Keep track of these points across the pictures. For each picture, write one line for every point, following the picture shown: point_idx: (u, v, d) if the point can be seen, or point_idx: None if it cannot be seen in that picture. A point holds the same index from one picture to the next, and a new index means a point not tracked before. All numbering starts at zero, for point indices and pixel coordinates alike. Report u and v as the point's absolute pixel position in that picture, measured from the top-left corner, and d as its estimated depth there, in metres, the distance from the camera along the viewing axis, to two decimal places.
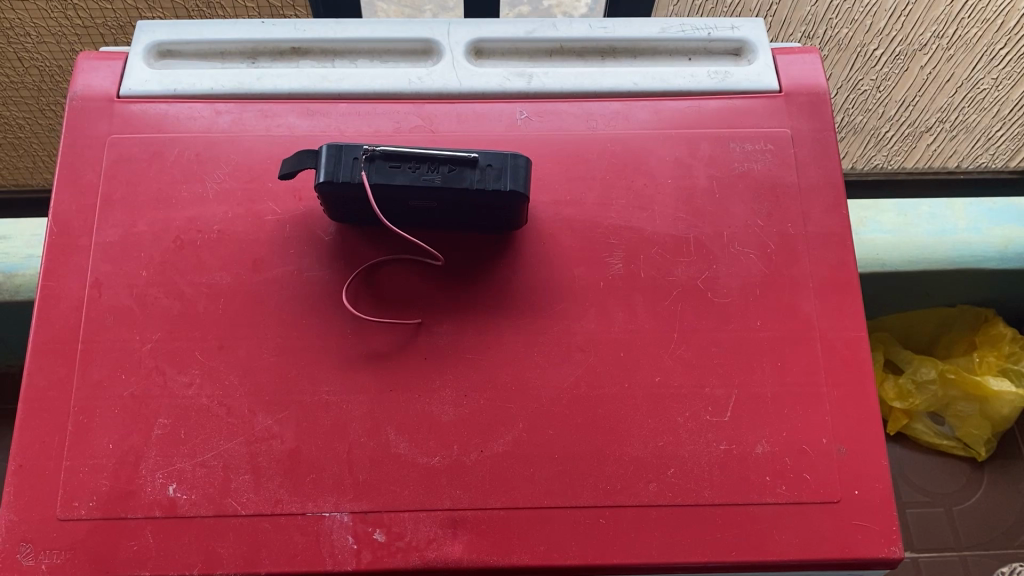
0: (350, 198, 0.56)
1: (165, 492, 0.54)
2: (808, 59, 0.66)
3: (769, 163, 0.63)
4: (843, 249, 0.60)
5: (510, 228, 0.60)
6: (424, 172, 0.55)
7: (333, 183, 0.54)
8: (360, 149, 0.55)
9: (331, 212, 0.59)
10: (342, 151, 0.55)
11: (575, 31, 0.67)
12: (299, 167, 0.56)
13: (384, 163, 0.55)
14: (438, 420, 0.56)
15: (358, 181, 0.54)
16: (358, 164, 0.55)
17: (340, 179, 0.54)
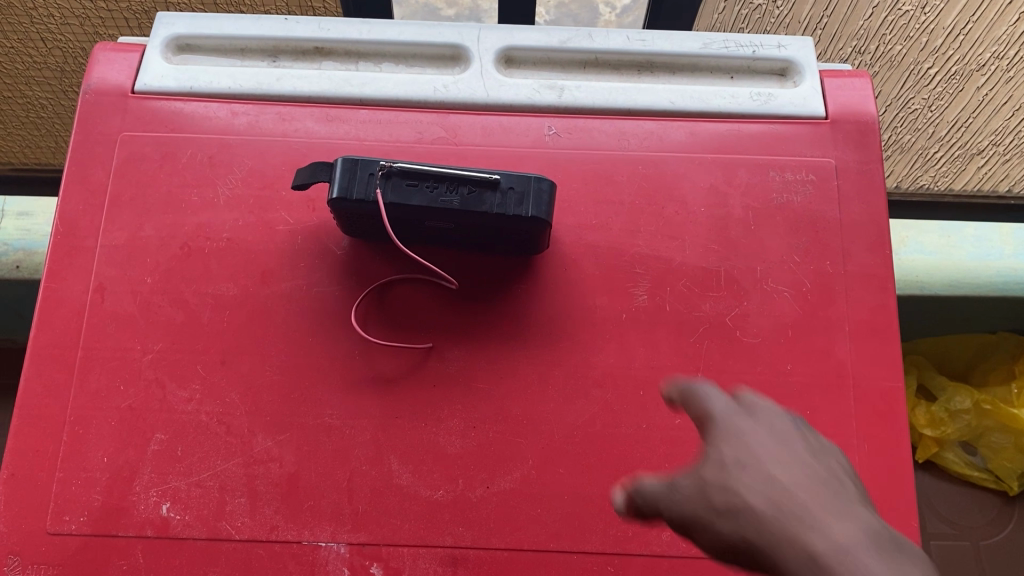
0: (363, 215, 0.53)
1: (158, 511, 0.52)
2: (857, 84, 0.62)
3: (811, 195, 0.59)
4: (883, 291, 0.57)
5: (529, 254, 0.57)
6: (444, 193, 0.52)
7: (347, 199, 0.52)
8: (377, 165, 0.52)
9: (344, 227, 0.56)
10: (358, 165, 0.52)
11: (612, 42, 0.64)
12: (312, 180, 0.53)
13: (401, 181, 0.52)
14: (444, 451, 0.53)
15: (374, 199, 0.52)
16: (374, 180, 0.52)
17: (354, 197, 0.52)
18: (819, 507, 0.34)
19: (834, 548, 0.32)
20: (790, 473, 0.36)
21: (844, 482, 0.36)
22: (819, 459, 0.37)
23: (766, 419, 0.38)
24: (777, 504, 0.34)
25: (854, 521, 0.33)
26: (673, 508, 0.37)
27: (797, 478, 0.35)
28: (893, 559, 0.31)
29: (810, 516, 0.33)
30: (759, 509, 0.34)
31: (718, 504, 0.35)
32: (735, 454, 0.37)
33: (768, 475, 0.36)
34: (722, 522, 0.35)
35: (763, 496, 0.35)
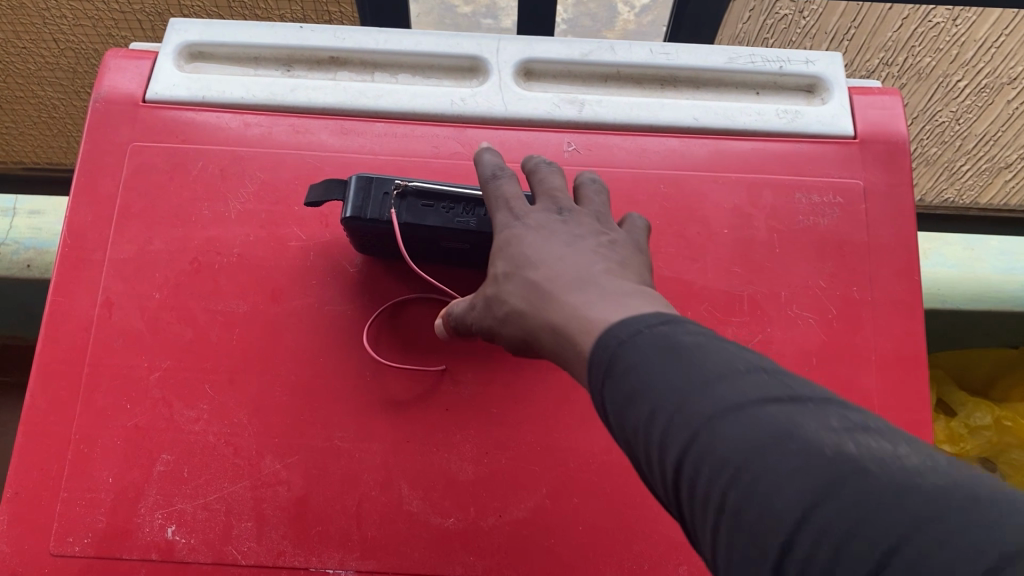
0: (375, 235, 0.52)
1: (163, 534, 0.51)
2: (887, 103, 0.60)
3: (838, 218, 0.57)
4: (912, 319, 0.55)
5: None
6: (460, 213, 0.51)
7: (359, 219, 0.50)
8: (392, 184, 0.51)
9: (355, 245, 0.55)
10: (372, 184, 0.51)
11: (635, 55, 0.62)
12: (326, 199, 0.51)
13: (416, 201, 0.51)
14: (456, 478, 0.52)
15: (388, 219, 0.50)
16: (388, 200, 0.51)
17: (368, 216, 0.50)
18: (557, 290, 0.42)
19: (567, 317, 0.40)
20: (545, 266, 0.44)
21: (592, 244, 0.44)
22: (573, 242, 0.45)
23: (533, 221, 0.46)
24: (531, 302, 0.43)
25: (584, 288, 0.41)
26: (482, 323, 0.48)
27: (547, 270, 0.43)
28: (599, 310, 0.38)
29: (552, 301, 0.41)
30: (519, 307, 0.43)
31: (506, 317, 0.45)
32: (507, 268, 0.45)
33: (522, 277, 0.44)
34: (508, 327, 0.45)
35: (526, 296, 0.43)
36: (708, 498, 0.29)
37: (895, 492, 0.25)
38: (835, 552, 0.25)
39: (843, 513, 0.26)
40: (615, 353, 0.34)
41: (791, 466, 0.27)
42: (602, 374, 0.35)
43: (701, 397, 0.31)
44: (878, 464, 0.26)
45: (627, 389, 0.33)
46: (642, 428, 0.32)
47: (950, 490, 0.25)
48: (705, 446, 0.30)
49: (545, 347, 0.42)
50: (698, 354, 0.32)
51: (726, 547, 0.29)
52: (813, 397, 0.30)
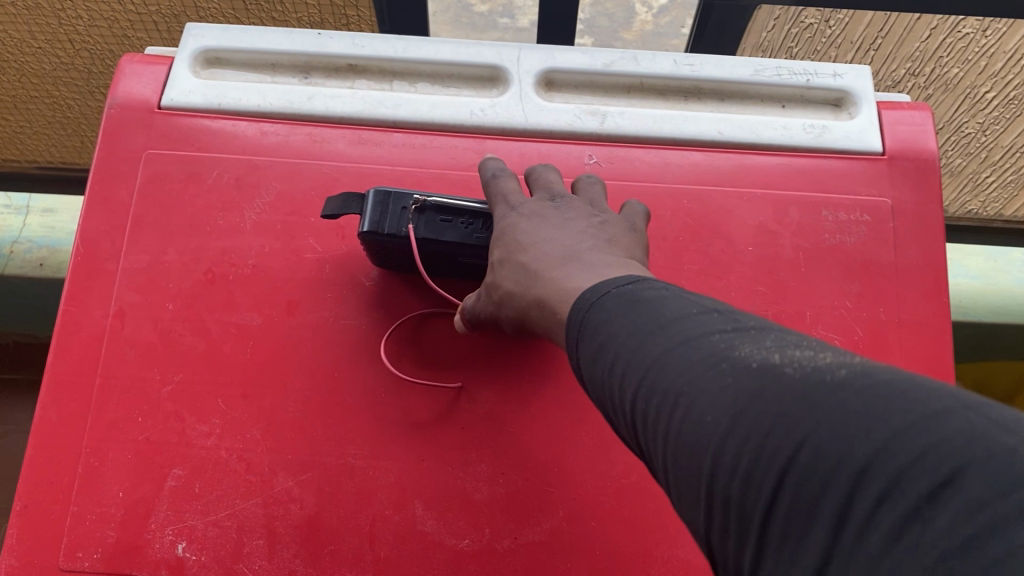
0: (392, 250, 0.51)
1: (174, 550, 0.50)
2: (917, 119, 0.59)
3: (865, 237, 0.56)
4: (941, 342, 0.53)
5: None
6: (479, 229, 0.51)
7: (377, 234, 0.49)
8: (411, 199, 0.50)
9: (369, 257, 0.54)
10: (390, 198, 0.50)
11: (658, 66, 0.61)
12: (342, 212, 0.50)
13: (434, 216, 0.50)
14: (470, 498, 0.51)
15: (406, 235, 0.49)
16: (407, 215, 0.50)
17: (386, 232, 0.49)
18: (545, 269, 0.44)
19: (553, 292, 0.42)
20: (536, 247, 0.46)
21: (581, 225, 0.47)
22: (563, 224, 0.47)
23: (527, 209, 0.48)
24: (521, 280, 0.45)
25: (571, 267, 0.43)
26: (483, 307, 0.49)
27: (537, 251, 0.45)
28: (578, 282, 0.41)
29: (541, 278, 0.44)
30: (510, 287, 0.46)
31: (502, 300, 0.47)
32: (502, 252, 0.47)
33: (514, 259, 0.46)
34: (503, 307, 0.47)
35: (517, 276, 0.45)
36: (656, 422, 0.31)
37: (807, 390, 0.27)
38: (755, 449, 0.27)
39: (759, 414, 0.27)
40: (589, 313, 0.38)
41: (721, 383, 0.29)
42: (578, 333, 0.38)
43: (652, 338, 0.33)
44: (796, 368, 0.28)
45: (596, 343, 0.36)
46: (606, 375, 0.35)
47: (858, 384, 0.27)
48: (652, 377, 0.32)
49: (535, 324, 0.44)
50: (656, 304, 0.35)
51: (670, 466, 0.30)
52: (754, 328, 0.32)
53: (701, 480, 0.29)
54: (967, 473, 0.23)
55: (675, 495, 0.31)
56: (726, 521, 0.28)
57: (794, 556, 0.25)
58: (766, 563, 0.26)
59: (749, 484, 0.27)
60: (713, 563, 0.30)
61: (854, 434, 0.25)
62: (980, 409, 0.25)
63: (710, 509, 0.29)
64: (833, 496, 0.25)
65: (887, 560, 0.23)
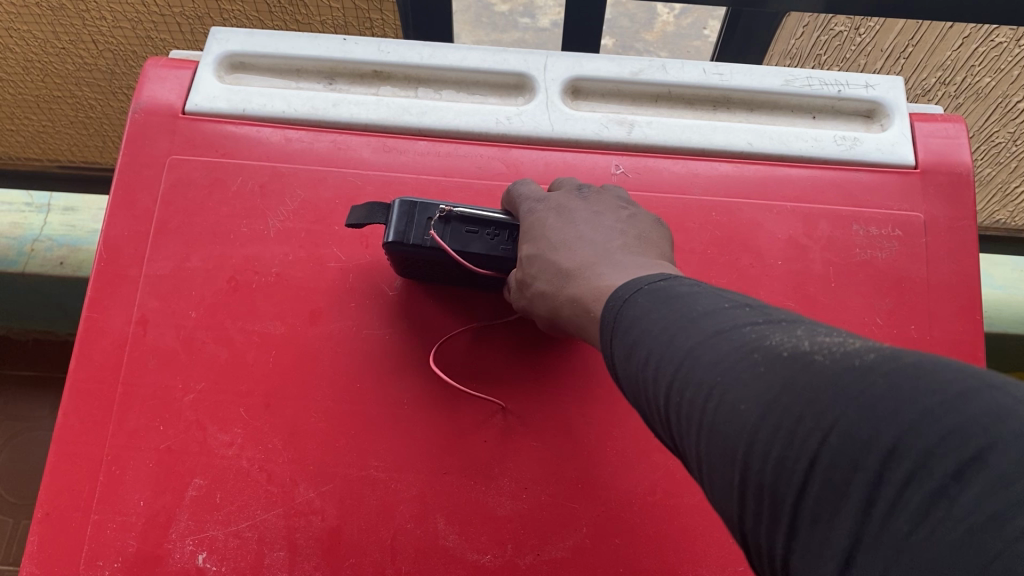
0: (416, 259, 0.50)
1: (194, 561, 0.49)
2: (951, 132, 0.58)
3: (897, 252, 0.55)
4: (973, 361, 0.52)
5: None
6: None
7: (404, 244, 0.48)
8: (437, 208, 0.49)
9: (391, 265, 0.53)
10: (417, 208, 0.49)
11: (687, 75, 0.60)
12: (367, 221, 0.49)
13: (460, 227, 0.49)
14: (492, 513, 0.50)
15: (431, 245, 0.48)
16: (432, 224, 0.49)
17: (411, 241, 0.48)
18: (579, 269, 0.44)
19: (586, 290, 0.42)
20: (569, 247, 0.46)
21: (610, 220, 0.47)
22: (592, 219, 0.47)
23: (555, 203, 0.49)
24: (555, 280, 0.45)
25: (602, 265, 0.43)
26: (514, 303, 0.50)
27: (569, 250, 0.46)
28: (608, 280, 0.41)
29: (575, 278, 0.44)
30: (544, 286, 0.46)
31: (533, 297, 0.47)
32: (532, 249, 0.47)
33: (546, 257, 0.46)
34: (535, 305, 0.47)
35: (551, 276, 0.45)
36: (688, 412, 0.31)
37: (837, 375, 0.26)
38: (788, 436, 0.26)
39: (791, 401, 0.27)
40: (622, 308, 0.37)
41: (753, 372, 0.29)
42: (612, 328, 0.37)
43: (685, 332, 0.33)
44: (826, 355, 0.28)
45: (630, 339, 0.35)
46: (639, 370, 0.34)
47: (887, 366, 0.26)
48: (685, 370, 0.31)
49: (569, 323, 0.44)
50: (689, 300, 0.35)
51: (702, 456, 0.30)
52: (787, 320, 0.32)
53: (732, 469, 0.28)
54: (992, 451, 0.22)
55: (708, 486, 0.30)
56: (758, 510, 0.27)
57: (825, 540, 0.24)
58: (798, 550, 0.26)
59: (781, 471, 0.26)
60: (748, 554, 0.30)
61: (883, 416, 0.24)
62: (1006, 389, 0.24)
63: (742, 498, 0.28)
64: (863, 479, 0.24)
65: (917, 539, 0.22)
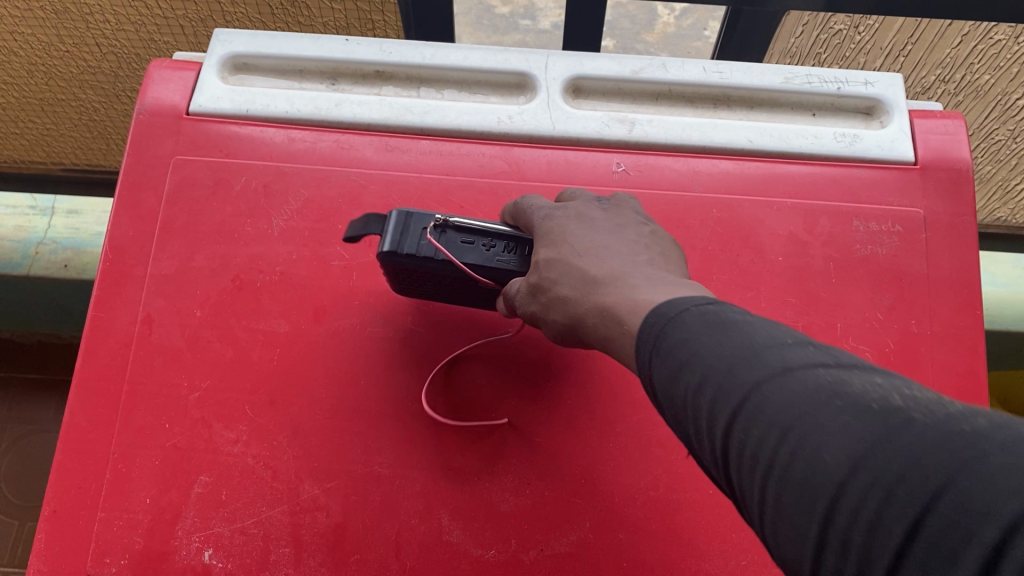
0: (412, 270, 0.49)
1: (200, 558, 0.50)
2: (951, 128, 0.58)
3: (897, 248, 0.55)
4: (973, 356, 0.53)
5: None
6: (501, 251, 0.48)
7: (396, 253, 0.47)
8: (432, 218, 0.48)
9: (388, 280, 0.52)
10: (412, 218, 0.48)
11: (687, 73, 0.60)
12: (363, 232, 0.48)
13: (456, 236, 0.48)
14: (496, 509, 0.51)
15: (424, 254, 0.47)
16: (426, 234, 0.47)
17: (404, 251, 0.47)
18: (606, 278, 0.42)
19: (614, 299, 0.40)
20: (594, 255, 0.44)
21: (637, 237, 0.46)
22: (618, 233, 0.46)
23: (575, 212, 0.47)
24: (581, 287, 0.43)
25: (633, 275, 0.41)
26: (522, 308, 0.47)
27: (595, 258, 0.44)
28: (639, 292, 0.39)
29: (604, 286, 0.41)
30: (568, 293, 0.43)
31: (549, 303, 0.44)
32: (551, 253, 0.45)
33: (572, 264, 0.44)
34: (552, 311, 0.44)
35: (575, 282, 0.43)
36: (757, 457, 0.28)
37: (944, 436, 0.24)
38: (886, 498, 0.24)
39: (892, 461, 0.24)
40: (665, 327, 0.34)
41: (838, 421, 0.26)
42: (653, 348, 0.34)
43: (752, 366, 0.30)
44: (926, 413, 0.25)
45: (679, 364, 0.32)
46: (690, 398, 0.31)
47: (1000, 431, 0.24)
48: (752, 409, 0.29)
49: (589, 332, 0.42)
50: (746, 328, 0.32)
51: (775, 507, 0.27)
52: (858, 365, 0.29)
53: (816, 528, 0.26)
54: None
55: (778, 541, 0.28)
56: (842, 567, 0.25)
57: None
58: None
59: (878, 530, 0.24)
60: None
61: (1005, 487, 0.22)
62: None
63: (825, 560, 0.26)
64: (978, 556, 0.21)
65: None
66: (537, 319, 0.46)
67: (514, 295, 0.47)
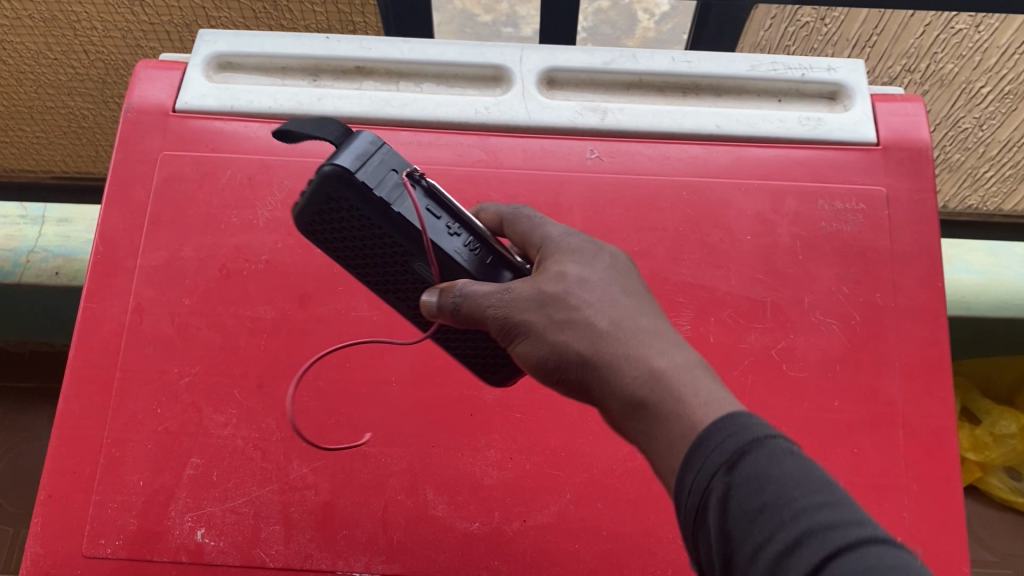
0: (344, 206, 0.41)
1: (193, 536, 0.51)
2: (911, 109, 0.60)
3: (861, 225, 0.58)
4: (935, 326, 0.55)
5: (495, 364, 0.47)
6: (462, 244, 0.41)
7: (348, 175, 0.39)
8: (406, 167, 0.41)
9: (296, 204, 0.42)
10: (383, 151, 0.41)
11: (657, 63, 0.63)
12: (309, 130, 0.40)
13: (421, 198, 0.41)
14: (479, 483, 0.53)
15: (376, 196, 0.40)
16: (390, 179, 0.40)
17: (358, 181, 0.39)
18: (652, 334, 0.38)
19: (673, 370, 0.36)
20: (632, 301, 0.39)
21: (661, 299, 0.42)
22: (648, 286, 0.41)
23: (603, 243, 0.42)
24: (624, 332, 0.38)
25: (679, 346, 0.37)
26: (495, 309, 0.39)
27: (634, 305, 0.39)
28: (701, 381, 0.35)
29: (649, 346, 0.37)
30: (600, 326, 0.38)
31: (566, 327, 0.38)
32: (581, 275, 0.40)
33: (609, 300, 0.39)
34: (564, 331, 0.38)
35: (615, 323, 0.38)
36: None
37: None
38: None
39: None
40: (748, 448, 0.31)
41: None
42: (728, 466, 0.31)
43: (864, 544, 0.27)
44: None
45: (762, 503, 0.29)
46: (772, 545, 0.29)
47: None
48: None
49: (614, 381, 0.37)
50: (845, 502, 0.30)
51: None
52: None
53: None
54: None
55: None
56: None
57: None
58: None
59: None
60: None
61: None
62: None
63: None
64: None
65: None
66: (513, 329, 0.39)
67: (485, 292, 0.39)
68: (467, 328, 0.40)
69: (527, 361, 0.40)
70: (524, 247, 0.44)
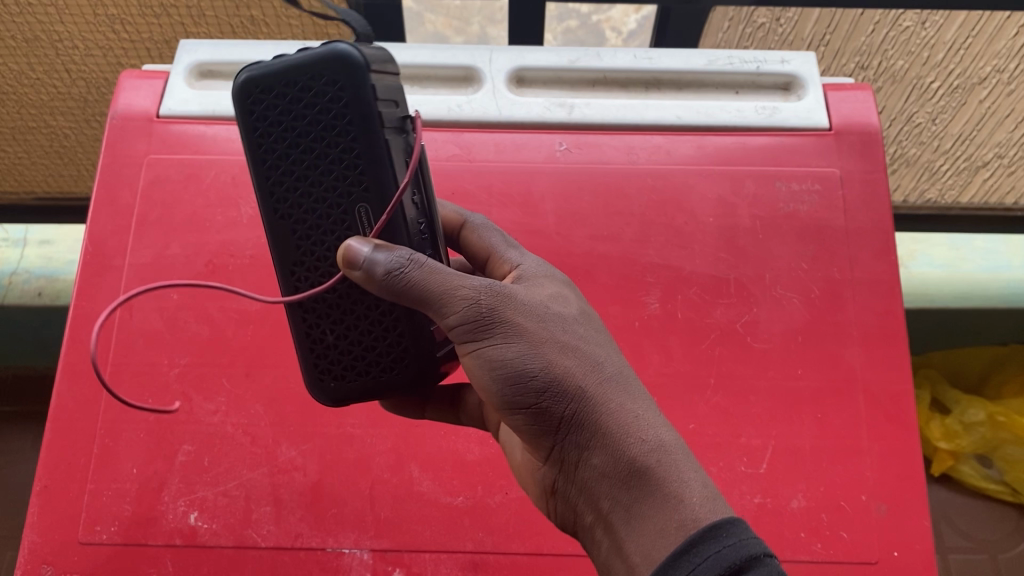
0: (328, 91, 0.38)
1: (187, 520, 0.53)
2: (860, 96, 0.64)
3: (816, 205, 0.61)
4: (890, 296, 0.58)
5: (348, 371, 0.44)
6: (416, 219, 0.41)
7: (362, 65, 0.37)
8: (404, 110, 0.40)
9: (267, 65, 0.38)
10: (394, 83, 0.40)
11: (620, 61, 0.66)
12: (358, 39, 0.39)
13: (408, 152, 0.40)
14: (462, 458, 0.55)
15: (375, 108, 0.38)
16: (389, 105, 0.39)
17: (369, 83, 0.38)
18: (643, 400, 0.41)
19: (675, 449, 0.39)
20: (619, 361, 0.42)
21: None
22: None
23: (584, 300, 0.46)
24: (623, 388, 0.40)
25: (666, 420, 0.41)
26: (481, 296, 0.39)
27: (622, 366, 0.42)
28: (697, 467, 0.39)
29: (645, 410, 0.40)
30: (604, 374, 0.40)
31: (564, 352, 0.40)
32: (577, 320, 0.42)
33: (603, 353, 0.42)
34: (565, 356, 0.40)
35: (613, 376, 0.41)
36: None
37: None
38: None
39: None
40: (746, 565, 0.34)
41: None
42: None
43: None
44: None
45: None
46: None
47: None
48: None
49: (614, 433, 0.39)
50: None
51: None
52: None
53: None
54: None
55: None
56: None
57: None
58: None
59: None
60: None
61: None
62: None
63: None
64: None
65: None
66: (496, 328, 0.39)
67: (466, 276, 0.39)
68: (416, 298, 0.39)
69: (496, 361, 0.39)
70: (485, 255, 0.49)
